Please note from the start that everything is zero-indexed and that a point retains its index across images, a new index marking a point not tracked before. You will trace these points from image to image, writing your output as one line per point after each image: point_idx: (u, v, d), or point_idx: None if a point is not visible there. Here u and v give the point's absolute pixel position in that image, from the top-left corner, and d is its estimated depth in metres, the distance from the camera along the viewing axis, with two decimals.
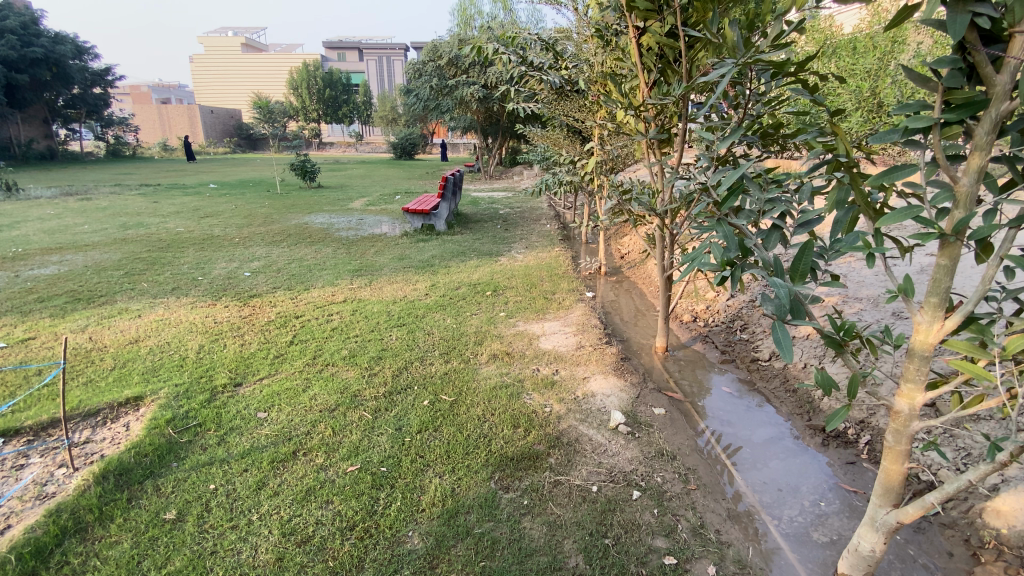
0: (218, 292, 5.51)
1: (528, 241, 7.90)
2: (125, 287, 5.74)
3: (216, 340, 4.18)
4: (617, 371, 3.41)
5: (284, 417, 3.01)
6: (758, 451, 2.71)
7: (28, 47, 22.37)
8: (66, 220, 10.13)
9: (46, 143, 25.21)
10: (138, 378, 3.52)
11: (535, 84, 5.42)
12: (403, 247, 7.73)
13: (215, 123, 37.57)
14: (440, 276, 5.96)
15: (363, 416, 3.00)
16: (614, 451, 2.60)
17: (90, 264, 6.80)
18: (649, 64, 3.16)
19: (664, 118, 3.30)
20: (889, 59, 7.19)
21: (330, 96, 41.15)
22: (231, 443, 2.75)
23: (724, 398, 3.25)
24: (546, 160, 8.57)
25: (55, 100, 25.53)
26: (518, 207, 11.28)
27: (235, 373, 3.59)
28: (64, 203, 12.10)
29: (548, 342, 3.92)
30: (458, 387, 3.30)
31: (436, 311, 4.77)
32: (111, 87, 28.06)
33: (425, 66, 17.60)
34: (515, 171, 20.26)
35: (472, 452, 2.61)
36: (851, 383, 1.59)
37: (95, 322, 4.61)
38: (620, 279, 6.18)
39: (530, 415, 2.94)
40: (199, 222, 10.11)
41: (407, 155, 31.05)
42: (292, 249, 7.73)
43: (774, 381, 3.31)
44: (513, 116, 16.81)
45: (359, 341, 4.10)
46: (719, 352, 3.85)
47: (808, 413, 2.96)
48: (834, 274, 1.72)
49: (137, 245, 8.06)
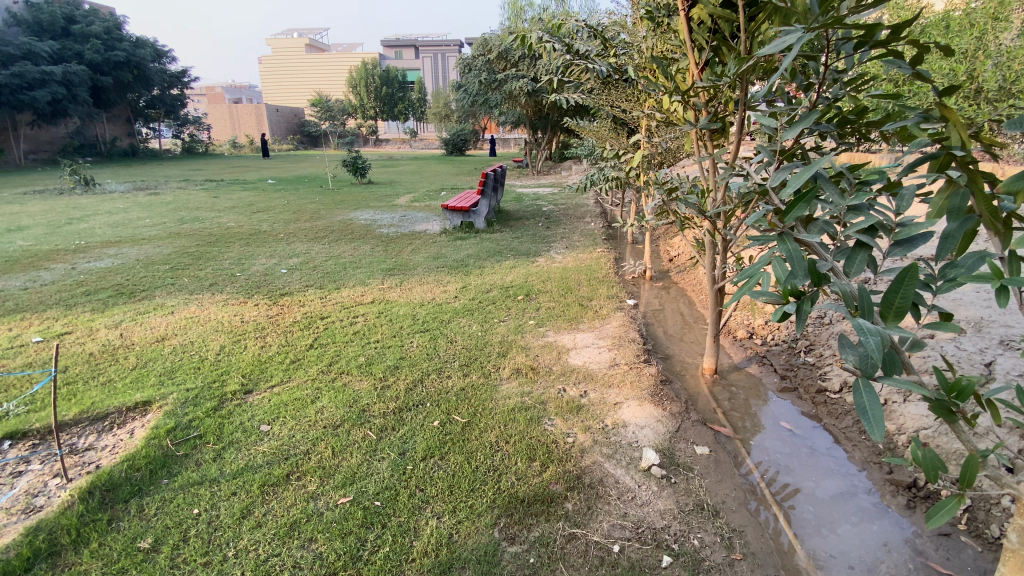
0: (251, 290, 5.48)
1: (569, 240, 7.48)
2: (167, 282, 5.83)
3: (238, 341, 4.08)
4: (654, 397, 2.97)
5: (286, 432, 2.80)
6: (823, 511, 2.22)
7: (112, 51, 24.04)
8: (131, 214, 10.67)
9: (128, 141, 27.19)
10: (153, 381, 3.45)
11: (578, 73, 5.01)
12: (440, 245, 7.51)
13: (278, 121, 39.29)
14: (472, 277, 5.69)
15: (367, 435, 2.74)
16: (644, 500, 2.20)
17: (142, 258, 7.02)
18: (700, 41, 2.66)
19: (718, 105, 2.81)
20: (989, 37, 6.22)
21: (385, 94, 42.16)
22: (225, 460, 2.57)
23: (783, 436, 2.75)
24: (593, 155, 8.10)
25: (137, 100, 27.39)
26: (563, 204, 10.87)
27: (248, 379, 3.43)
28: (133, 198, 12.78)
29: (578, 357, 3.55)
30: (474, 406, 2.98)
31: (462, 315, 4.48)
32: (186, 88, 29.83)
33: (475, 60, 17.44)
34: (564, 166, 19.76)
35: (478, 489, 2.29)
36: (967, 463, 1.17)
37: (130, 318, 4.65)
38: (667, 285, 5.66)
39: (550, 446, 2.58)
40: (250, 217, 10.36)
41: (458, 150, 31.23)
42: (332, 246, 7.70)
43: (846, 419, 2.78)
44: (562, 110, 16.37)
45: (378, 348, 3.87)
46: (779, 377, 3.32)
47: (889, 464, 2.43)
48: (946, 311, 1.26)
49: (188, 239, 8.32)
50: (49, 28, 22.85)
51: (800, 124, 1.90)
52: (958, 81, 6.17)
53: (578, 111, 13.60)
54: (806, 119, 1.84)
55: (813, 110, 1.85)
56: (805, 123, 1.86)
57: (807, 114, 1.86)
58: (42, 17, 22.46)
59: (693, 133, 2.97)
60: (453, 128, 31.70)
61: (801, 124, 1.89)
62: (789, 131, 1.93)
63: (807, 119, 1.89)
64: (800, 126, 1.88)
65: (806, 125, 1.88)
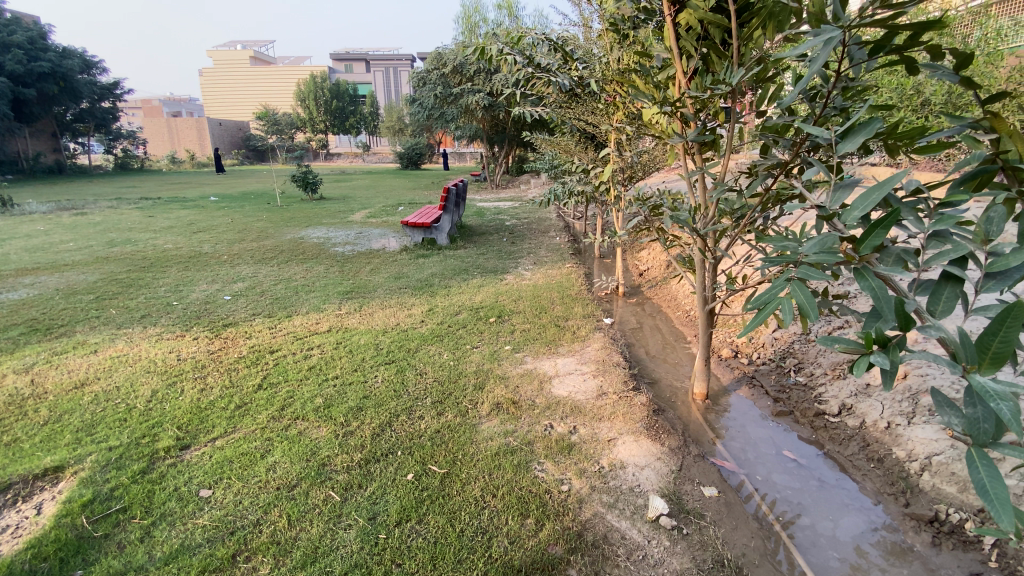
0: (191, 321, 4.91)
1: (536, 256, 7.26)
2: (91, 315, 5.16)
3: (173, 384, 3.57)
4: (650, 431, 2.72)
5: (231, 498, 2.38)
6: (850, 556, 2.03)
7: (35, 61, 22.28)
8: (53, 236, 9.65)
9: (54, 157, 25.18)
10: (69, 438, 2.91)
11: (542, 87, 4.82)
12: (401, 264, 7.12)
13: (222, 135, 37.59)
14: (438, 299, 5.35)
15: (329, 497, 2.36)
16: (657, 560, 1.94)
17: (63, 287, 6.25)
18: (688, 49, 2.49)
19: (706, 116, 2.64)
20: None
21: (336, 108, 41.21)
22: (155, 540, 2.15)
23: (788, 467, 2.56)
24: (555, 169, 7.95)
25: (64, 114, 25.46)
26: (525, 218, 10.67)
27: (184, 432, 2.95)
28: (57, 219, 11.65)
29: (562, 386, 3.28)
30: (453, 453, 2.64)
31: (431, 343, 4.13)
32: (119, 101, 28.01)
33: (428, 74, 17.15)
34: (522, 180, 19.69)
35: (465, 561, 1.97)
36: None
37: (43, 360, 4.01)
38: (640, 301, 5.51)
39: (543, 497, 2.29)
40: (190, 238, 9.59)
41: (413, 164, 30.75)
42: (282, 268, 7.16)
43: (851, 445, 2.63)
44: (519, 124, 16.34)
45: (338, 385, 3.46)
46: (772, 400, 3.16)
47: (905, 497, 2.28)
48: None
49: (118, 264, 7.53)
50: None
51: (858, 136, 1.46)
52: (905, 95, 6.39)
53: (536, 125, 13.55)
54: (871, 128, 1.41)
55: (874, 119, 1.45)
56: (864, 134, 1.44)
57: (866, 123, 1.45)
58: None
59: (679, 145, 2.78)
60: (408, 142, 31.19)
61: (859, 136, 1.46)
62: (843, 145, 1.49)
63: (865, 128, 1.47)
64: (860, 137, 1.46)
65: (866, 136, 1.44)
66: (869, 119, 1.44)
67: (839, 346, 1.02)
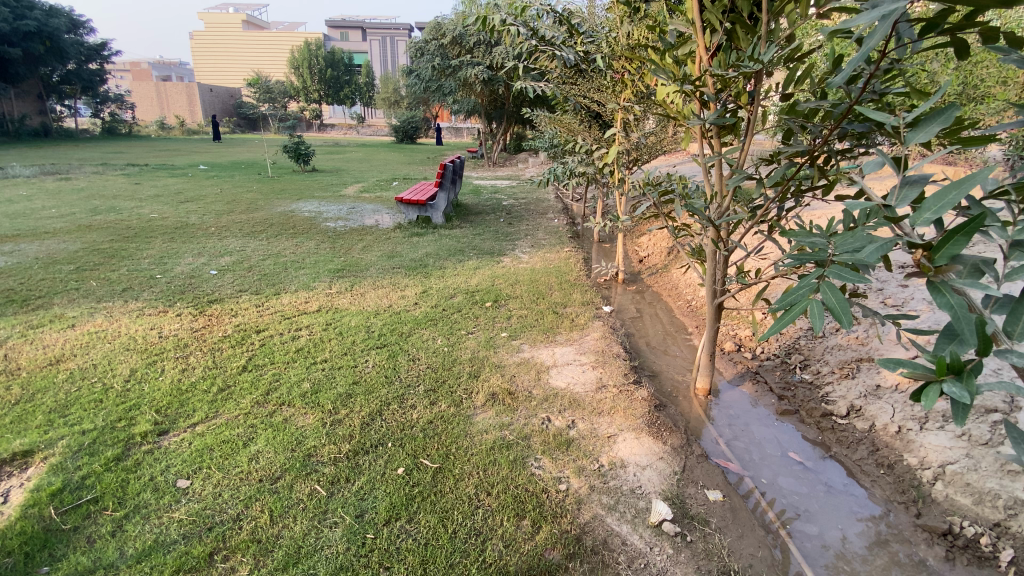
0: (174, 296, 4.72)
1: (534, 238, 7.09)
2: (70, 286, 4.94)
3: (153, 364, 3.40)
4: (652, 428, 2.61)
5: (209, 490, 2.26)
6: (858, 567, 1.95)
7: (18, 18, 21.36)
8: (34, 202, 9.29)
9: (38, 119, 24.39)
10: (40, 420, 2.75)
11: (546, 61, 4.57)
12: (395, 242, 6.92)
13: (212, 102, 36.56)
14: (433, 280, 5.19)
15: (315, 492, 2.23)
16: (659, 569, 1.84)
17: (42, 255, 6.00)
18: (712, 22, 2.29)
19: (727, 97, 2.46)
20: None
21: (331, 77, 40.21)
22: (128, 536, 2.02)
23: (793, 470, 2.48)
24: (555, 148, 7.71)
25: (49, 74, 24.56)
26: (523, 198, 10.45)
27: (163, 416, 2.80)
28: (39, 184, 11.27)
29: (560, 377, 3.16)
30: (445, 446, 2.52)
31: (424, 327, 3.99)
32: (107, 62, 27.10)
33: (426, 45, 16.58)
34: (520, 158, 19.34)
35: (457, 565, 1.87)
36: None
37: (18, 334, 3.81)
38: (640, 288, 5.39)
39: (540, 497, 2.18)
40: (177, 208, 9.28)
41: (409, 138, 30.17)
42: (271, 243, 6.94)
43: (860, 449, 2.56)
44: (519, 100, 15.95)
45: (327, 370, 3.32)
46: (776, 398, 3.08)
47: (916, 506, 2.22)
48: None
49: (101, 233, 7.27)
50: None
51: (932, 124, 1.26)
52: None
53: (536, 102, 13.22)
54: (949, 115, 1.21)
55: (950, 106, 1.25)
56: (941, 121, 1.24)
57: (943, 110, 1.25)
58: None
59: (696, 128, 2.60)
60: (404, 115, 30.51)
61: (932, 126, 1.26)
62: (913, 134, 1.29)
63: (938, 117, 1.27)
64: (931, 128, 1.26)
65: (941, 126, 1.25)
66: (945, 104, 1.24)
67: (905, 369, 0.90)
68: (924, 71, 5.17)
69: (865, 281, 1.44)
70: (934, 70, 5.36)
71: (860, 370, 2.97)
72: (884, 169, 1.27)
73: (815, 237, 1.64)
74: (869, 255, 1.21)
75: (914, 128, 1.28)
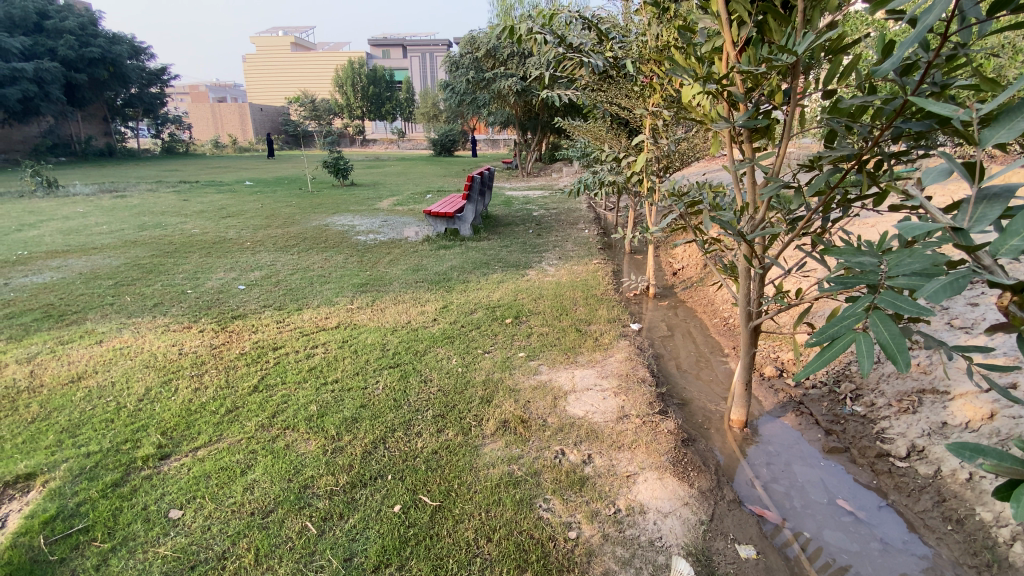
0: (200, 312, 4.77)
1: (562, 250, 6.87)
2: (106, 302, 5.09)
3: (168, 382, 3.38)
4: (677, 467, 2.35)
5: (199, 523, 2.15)
6: None
7: (86, 47, 22.99)
8: (89, 219, 9.81)
9: (104, 140, 26.17)
10: (51, 440, 2.75)
11: (572, 68, 4.38)
12: (421, 256, 6.85)
13: (261, 120, 38.30)
14: (455, 295, 5.06)
15: (305, 529, 2.09)
16: None
17: (87, 271, 6.25)
18: (741, 14, 2.04)
19: (760, 96, 2.19)
20: None
21: (373, 94, 41.46)
22: (110, 572, 1.93)
23: (842, 522, 2.16)
24: (586, 158, 7.49)
25: (114, 99, 26.34)
26: (554, 209, 10.26)
27: (167, 438, 2.74)
28: (96, 201, 11.94)
29: (578, 404, 2.92)
30: (449, 480, 2.33)
31: (440, 345, 3.83)
32: (166, 86, 28.87)
33: (462, 58, 16.72)
34: (555, 169, 19.17)
35: None
36: None
37: (48, 350, 3.90)
38: (673, 303, 5.07)
39: (545, 546, 1.96)
40: (218, 223, 9.60)
41: (446, 151, 30.59)
42: (301, 257, 7.01)
43: (922, 500, 2.22)
44: (553, 110, 15.81)
45: (336, 392, 3.19)
46: (822, 432, 2.74)
47: (991, 573, 1.87)
48: None
49: (144, 248, 7.55)
50: (20, 23, 21.72)
51: (1017, 118, 1.00)
52: None
53: (569, 112, 13.06)
54: None
55: None
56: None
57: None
58: (13, 12, 21.28)
59: (724, 132, 2.34)
60: (441, 129, 30.96)
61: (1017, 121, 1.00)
62: (991, 130, 1.03)
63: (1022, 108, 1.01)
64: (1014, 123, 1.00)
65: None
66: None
67: (986, 464, 0.75)
68: (993, 63, 4.67)
69: (930, 313, 1.17)
70: (1005, 62, 4.84)
71: (923, 404, 2.61)
72: (950, 180, 1.02)
73: (864, 257, 1.39)
74: (930, 288, 1.00)
75: (993, 123, 1.03)
